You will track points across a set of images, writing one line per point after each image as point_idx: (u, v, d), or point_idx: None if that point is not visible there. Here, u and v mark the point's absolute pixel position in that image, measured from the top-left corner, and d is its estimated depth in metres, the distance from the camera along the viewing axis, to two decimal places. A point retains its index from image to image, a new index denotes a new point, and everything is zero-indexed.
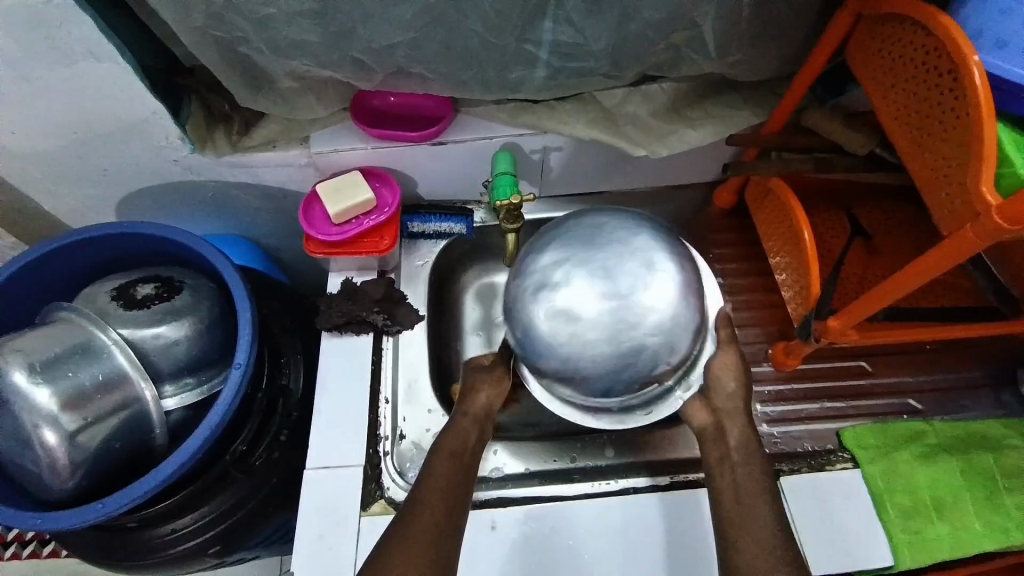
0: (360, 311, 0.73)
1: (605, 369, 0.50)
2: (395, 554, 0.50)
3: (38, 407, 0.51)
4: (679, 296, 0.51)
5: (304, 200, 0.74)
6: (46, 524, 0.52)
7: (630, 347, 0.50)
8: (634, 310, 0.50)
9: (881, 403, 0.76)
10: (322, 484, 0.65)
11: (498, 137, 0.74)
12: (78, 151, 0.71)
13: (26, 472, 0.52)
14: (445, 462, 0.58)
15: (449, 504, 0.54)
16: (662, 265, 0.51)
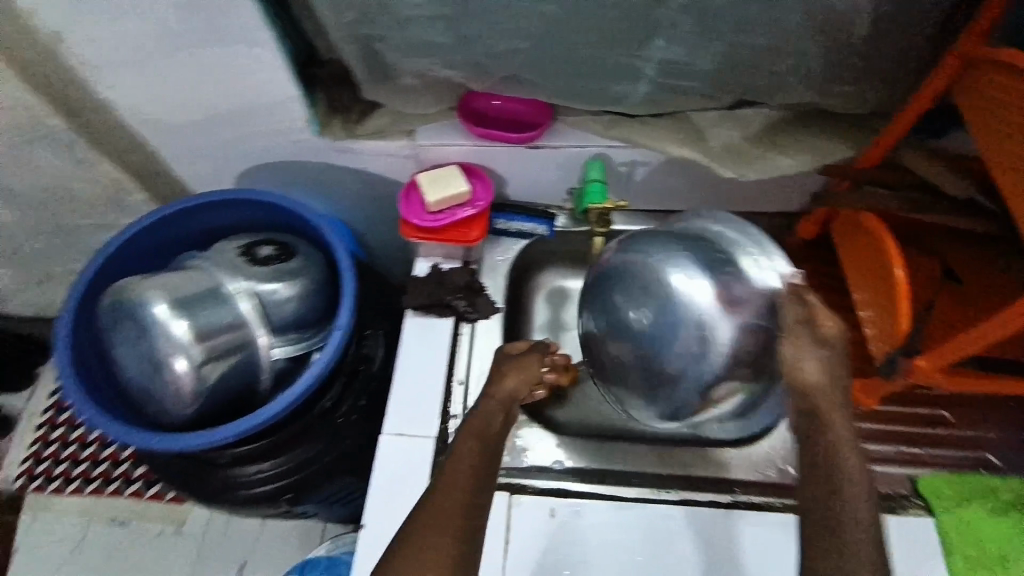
0: (444, 295, 0.78)
1: (671, 388, 0.56)
2: (418, 532, 0.52)
3: (174, 337, 0.57)
4: (708, 304, 0.54)
5: (404, 189, 0.80)
6: (162, 445, 0.58)
7: (679, 365, 0.55)
8: (669, 331, 0.55)
9: (959, 453, 0.73)
10: (396, 448, 0.69)
11: (591, 147, 0.77)
12: (215, 124, 0.79)
13: (151, 394, 0.59)
14: (471, 441, 0.59)
15: (470, 485, 0.55)
16: (686, 279, 0.55)
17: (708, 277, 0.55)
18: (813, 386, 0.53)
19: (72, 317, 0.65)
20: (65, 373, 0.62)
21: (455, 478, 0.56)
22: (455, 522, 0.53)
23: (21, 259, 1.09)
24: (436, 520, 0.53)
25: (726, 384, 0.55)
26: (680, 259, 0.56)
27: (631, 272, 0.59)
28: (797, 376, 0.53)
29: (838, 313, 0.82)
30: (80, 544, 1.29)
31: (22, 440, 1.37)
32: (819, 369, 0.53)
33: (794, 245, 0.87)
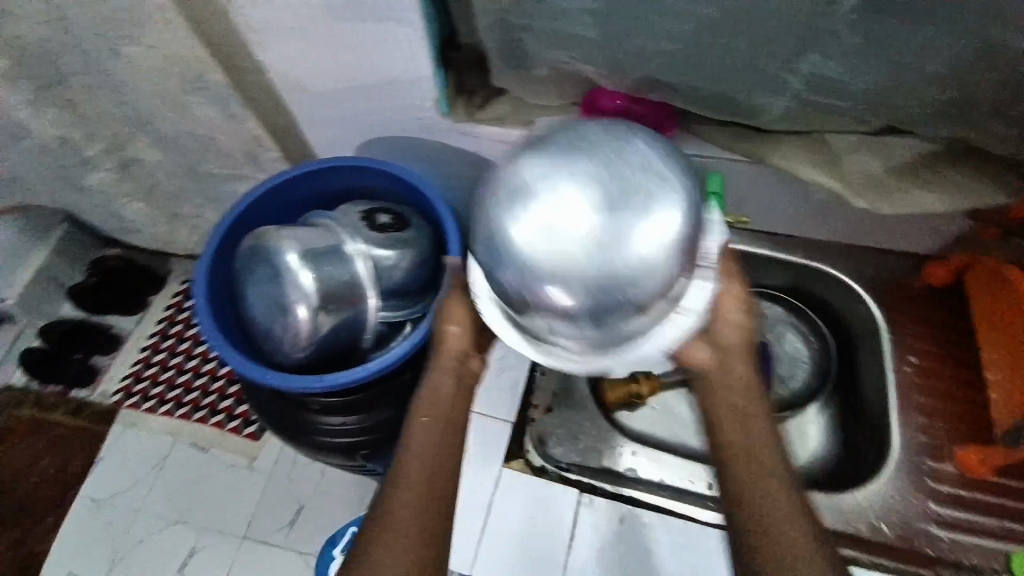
0: None
1: (564, 297, 0.48)
2: (388, 523, 0.56)
3: (302, 287, 0.62)
4: (669, 236, 0.47)
5: None
6: (275, 383, 0.64)
7: (620, 277, 0.47)
8: (610, 239, 0.46)
9: None
10: (482, 428, 0.77)
11: (714, 159, 0.75)
12: (350, 95, 0.84)
13: (273, 334, 0.64)
14: (430, 431, 0.60)
15: (429, 477, 0.58)
16: (661, 200, 0.47)
17: (682, 207, 0.48)
18: (722, 336, 0.59)
19: (209, 260, 0.73)
20: (201, 307, 0.69)
21: (415, 469, 0.58)
22: (424, 512, 0.56)
23: (157, 196, 1.21)
24: (399, 521, 0.55)
25: (629, 316, 0.50)
26: (661, 170, 0.48)
27: (604, 158, 0.48)
28: (725, 318, 0.59)
29: (955, 372, 0.77)
30: (164, 459, 1.43)
31: (127, 358, 1.54)
32: (739, 311, 0.59)
33: (916, 291, 0.81)
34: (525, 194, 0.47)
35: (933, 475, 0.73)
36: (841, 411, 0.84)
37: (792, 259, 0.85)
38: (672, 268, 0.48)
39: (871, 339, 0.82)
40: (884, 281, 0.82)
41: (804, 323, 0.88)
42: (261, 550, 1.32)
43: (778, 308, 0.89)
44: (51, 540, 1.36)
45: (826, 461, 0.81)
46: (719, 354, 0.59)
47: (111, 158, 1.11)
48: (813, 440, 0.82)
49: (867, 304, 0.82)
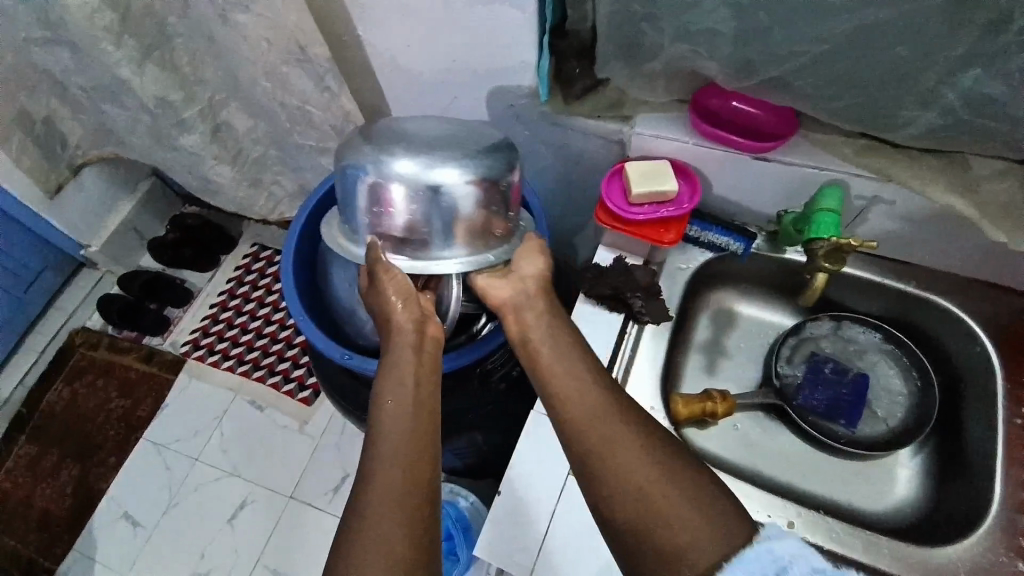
0: (625, 289, 0.77)
1: (393, 194, 0.63)
2: (371, 503, 0.53)
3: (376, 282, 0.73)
4: (477, 166, 0.64)
5: (610, 172, 0.78)
6: (353, 362, 0.69)
7: (383, 163, 0.63)
8: (438, 158, 0.63)
9: None
10: (544, 427, 0.71)
11: (829, 171, 0.69)
12: (444, 78, 0.83)
13: (356, 316, 0.76)
14: (399, 406, 0.61)
15: (406, 451, 0.57)
16: (486, 150, 0.66)
17: (488, 163, 0.65)
18: (524, 280, 0.72)
19: (295, 240, 0.78)
20: (288, 284, 0.74)
21: (389, 443, 0.58)
22: (406, 499, 0.54)
23: (243, 160, 1.25)
24: (380, 493, 0.54)
25: (378, 196, 0.64)
26: (488, 143, 0.67)
27: (455, 122, 0.70)
28: (517, 266, 0.73)
29: None
30: (223, 413, 1.49)
31: (197, 313, 1.61)
32: (534, 262, 0.73)
33: None
34: (391, 127, 0.67)
35: None
36: (934, 457, 0.77)
37: (905, 289, 0.79)
38: (476, 191, 0.64)
39: (984, 385, 0.74)
40: (1009, 322, 0.75)
41: (905, 357, 0.82)
42: (306, 511, 1.37)
43: (877, 339, 0.83)
44: (115, 477, 1.45)
45: (911, 508, 0.75)
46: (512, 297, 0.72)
47: (205, 121, 1.15)
48: (897, 485, 0.77)
49: (983, 345, 0.75)
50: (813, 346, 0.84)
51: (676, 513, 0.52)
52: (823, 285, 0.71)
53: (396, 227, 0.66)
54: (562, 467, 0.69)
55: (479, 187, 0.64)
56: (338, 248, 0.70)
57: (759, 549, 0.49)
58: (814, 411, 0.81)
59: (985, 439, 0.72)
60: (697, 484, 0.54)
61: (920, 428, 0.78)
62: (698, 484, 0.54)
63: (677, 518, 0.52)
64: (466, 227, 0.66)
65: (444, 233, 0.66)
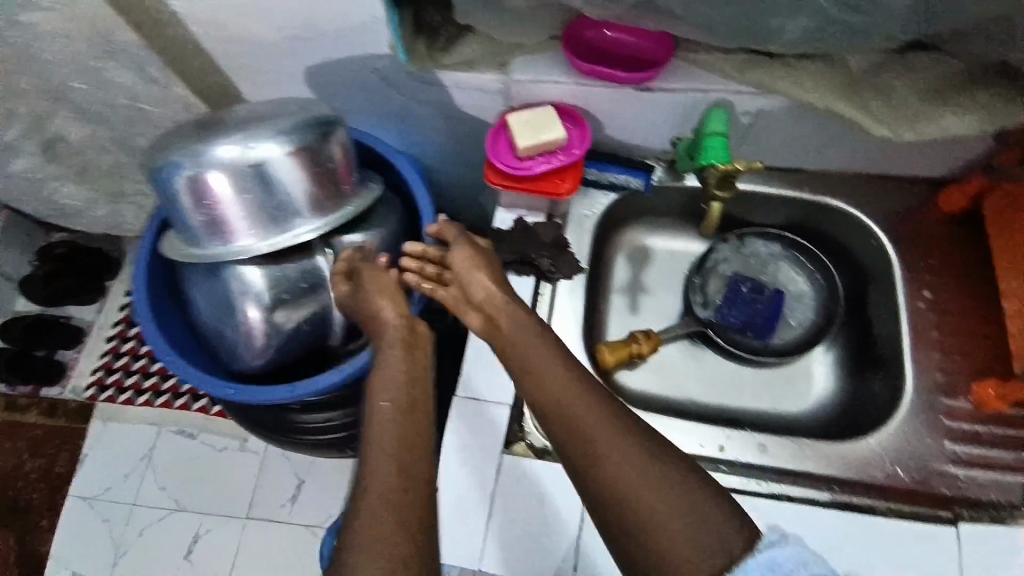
0: (530, 251, 0.73)
1: (209, 183, 0.58)
2: (364, 520, 0.48)
3: (249, 285, 0.66)
4: (293, 130, 0.58)
5: (494, 129, 0.73)
6: (239, 398, 0.64)
7: (190, 154, 0.57)
8: (247, 134, 0.57)
9: None
10: (468, 411, 0.68)
11: (713, 91, 0.67)
12: (293, 48, 0.73)
13: (227, 338, 0.68)
14: (391, 414, 0.54)
15: (400, 457, 0.51)
16: (304, 112, 0.60)
17: (310, 123, 0.59)
18: (482, 291, 0.64)
19: (143, 269, 0.69)
20: (145, 324, 0.66)
21: (382, 453, 0.52)
22: (403, 502, 0.49)
23: (92, 176, 1.09)
24: (375, 506, 0.49)
25: (198, 189, 0.58)
26: (306, 106, 0.61)
27: (274, 100, 0.65)
28: (469, 275, 0.65)
29: (976, 304, 0.74)
30: (152, 450, 1.37)
31: (94, 351, 1.45)
32: (484, 270, 0.65)
33: (933, 223, 0.77)
34: (199, 120, 0.61)
35: (948, 413, 0.69)
36: (847, 348, 0.81)
37: (800, 196, 0.79)
38: (304, 156, 0.59)
39: (885, 277, 0.77)
40: (901, 210, 0.78)
41: (807, 261, 0.84)
42: (268, 527, 1.31)
43: (778, 248, 0.85)
44: (50, 540, 1.32)
45: (831, 398, 0.80)
46: (482, 312, 0.64)
47: (31, 139, 0.98)
48: (816, 381, 0.81)
49: (879, 240, 0.77)
50: (719, 273, 0.85)
51: (660, 515, 0.49)
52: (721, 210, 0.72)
53: (230, 215, 0.60)
54: (496, 447, 0.66)
55: (304, 154, 0.59)
56: (178, 257, 0.64)
57: (761, 558, 0.48)
58: (731, 329, 0.82)
59: (889, 320, 0.76)
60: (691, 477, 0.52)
61: (830, 326, 0.81)
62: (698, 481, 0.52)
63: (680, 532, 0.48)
64: (304, 198, 0.62)
65: (285, 206, 0.61)
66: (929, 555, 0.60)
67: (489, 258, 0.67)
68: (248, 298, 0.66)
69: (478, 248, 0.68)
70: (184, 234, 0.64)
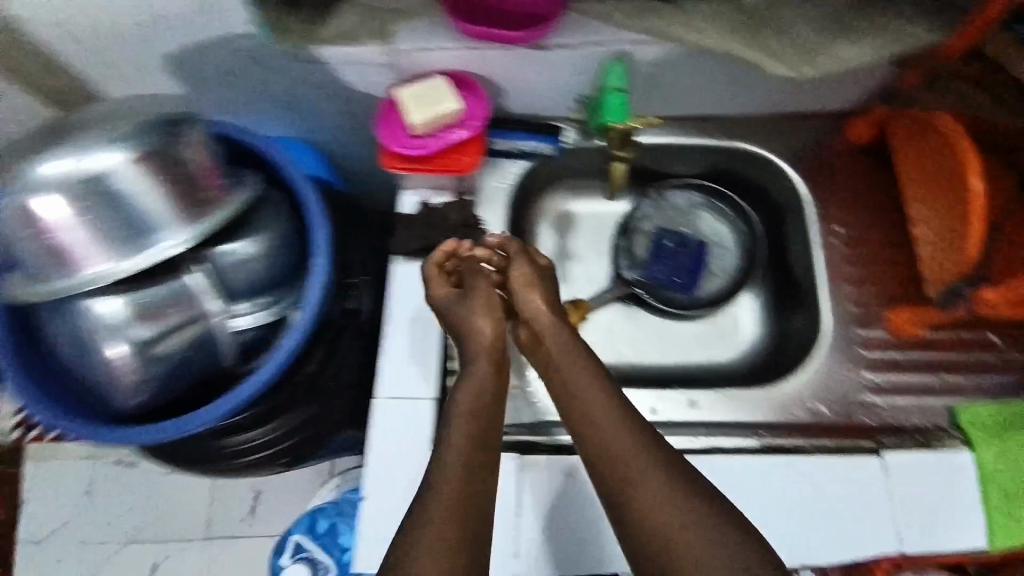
0: (436, 237, 0.71)
1: (45, 206, 0.52)
2: (427, 513, 0.52)
3: (107, 320, 0.58)
4: (135, 136, 0.53)
5: (383, 107, 0.67)
6: (114, 439, 0.59)
7: (20, 176, 0.52)
8: (82, 147, 0.52)
9: (998, 379, 0.68)
10: (389, 410, 0.65)
11: (609, 43, 0.64)
12: (148, 35, 0.65)
13: (93, 380, 0.60)
14: (466, 421, 0.59)
15: (471, 451, 0.56)
16: (149, 116, 0.55)
17: (154, 127, 0.54)
18: (540, 309, 0.66)
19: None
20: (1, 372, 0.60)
21: (453, 445, 0.57)
22: (467, 493, 0.53)
23: None
24: (445, 497, 0.53)
25: (31, 214, 0.52)
26: (150, 109, 0.56)
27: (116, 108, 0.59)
28: (527, 295, 0.66)
29: (886, 232, 0.75)
30: None
31: None
32: (543, 294, 0.66)
33: (841, 155, 0.78)
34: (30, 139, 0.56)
35: (864, 343, 0.71)
36: (769, 291, 0.82)
37: (713, 143, 0.78)
38: (152, 163, 0.54)
39: (799, 216, 0.78)
40: (811, 147, 0.78)
41: (728, 208, 0.83)
42: None
43: (699, 198, 0.84)
44: None
45: (757, 342, 0.81)
46: (534, 330, 0.66)
47: None
48: (743, 326, 0.82)
49: (792, 181, 0.78)
50: (644, 230, 0.84)
51: (689, 537, 0.51)
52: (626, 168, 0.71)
53: (75, 240, 0.54)
54: (424, 443, 0.64)
55: (150, 161, 0.54)
56: (19, 299, 0.56)
57: None
58: (658, 285, 0.82)
59: (805, 259, 0.77)
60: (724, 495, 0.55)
61: (752, 271, 0.81)
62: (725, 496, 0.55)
63: (712, 553, 0.50)
64: (160, 209, 0.55)
65: (139, 221, 0.55)
66: (859, 487, 0.62)
67: (547, 278, 0.68)
68: (107, 334, 0.59)
69: (537, 265, 0.68)
70: (26, 273, 0.57)
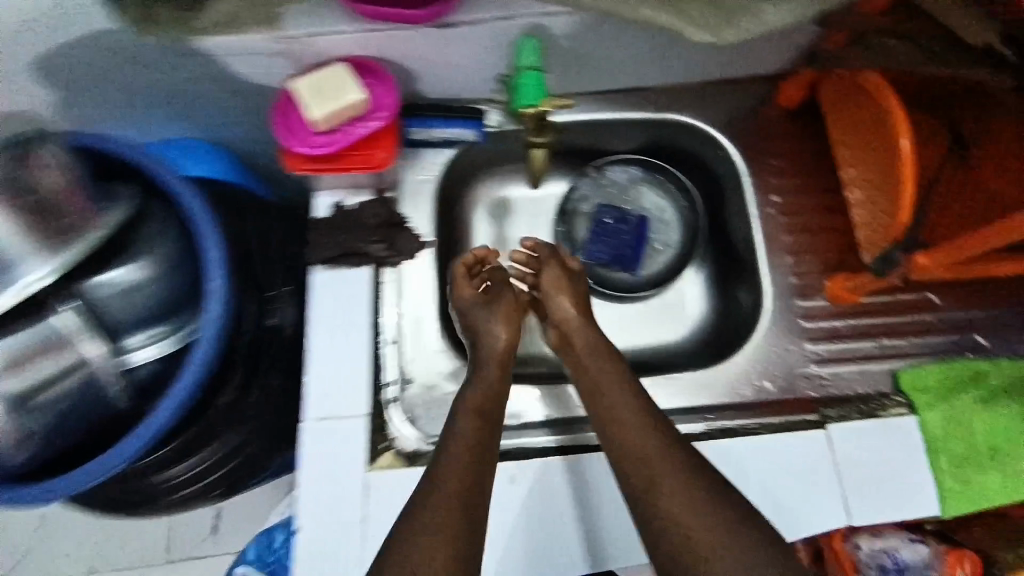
0: (356, 241, 0.65)
1: None
2: (422, 515, 0.50)
3: None
4: None
5: (278, 104, 0.61)
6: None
7: None
8: None
9: (935, 339, 0.69)
10: (320, 433, 0.61)
11: (519, 17, 0.59)
12: None
13: None
14: (470, 419, 0.57)
15: (474, 450, 0.55)
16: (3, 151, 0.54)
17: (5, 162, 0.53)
18: (564, 310, 0.66)
19: None
20: None
21: (456, 444, 0.55)
22: (467, 493, 0.52)
23: None
24: (443, 498, 0.51)
25: None
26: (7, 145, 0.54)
27: None
28: (554, 299, 0.67)
29: (819, 199, 0.75)
30: None
31: None
32: (573, 298, 0.67)
33: (774, 120, 0.77)
34: None
35: (805, 315, 0.70)
36: (712, 266, 0.80)
37: (647, 118, 0.75)
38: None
39: (736, 187, 0.77)
40: (743, 114, 0.76)
41: (667, 181, 0.80)
42: None
43: (637, 172, 0.80)
44: None
45: (703, 319, 0.79)
46: (562, 331, 0.66)
47: None
48: (689, 304, 0.80)
49: (726, 150, 0.76)
50: (584, 211, 0.80)
51: (699, 529, 0.50)
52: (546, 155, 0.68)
53: None
54: (358, 465, 0.60)
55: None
56: None
57: None
58: (597, 263, 0.79)
59: (744, 231, 0.75)
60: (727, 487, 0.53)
61: (695, 245, 0.79)
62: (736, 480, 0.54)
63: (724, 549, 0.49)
64: (14, 242, 0.51)
65: None
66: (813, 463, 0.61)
67: (579, 284, 0.68)
68: None
69: (567, 269, 0.69)
70: None
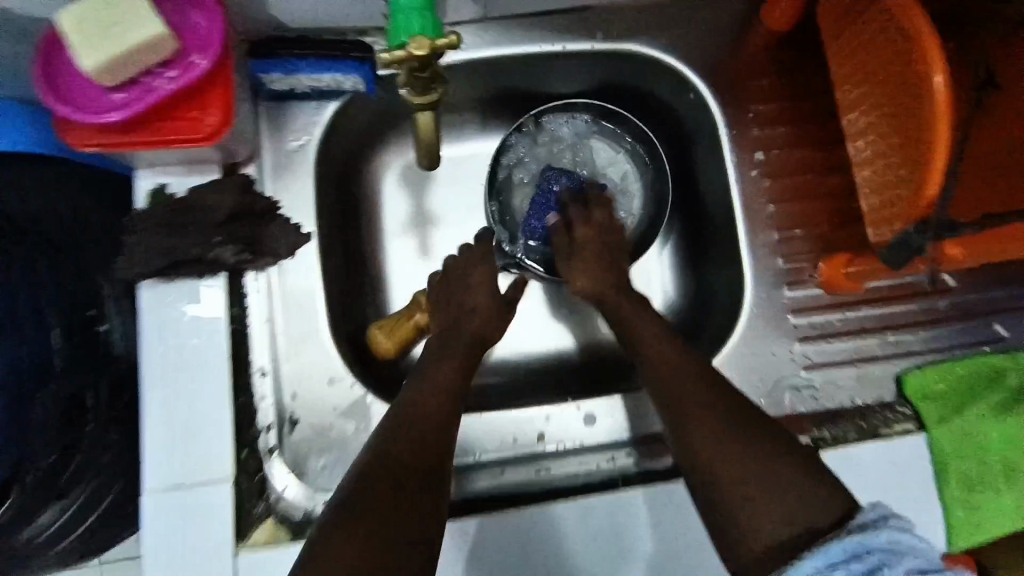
0: (195, 242, 0.47)
1: None
2: (361, 501, 0.39)
3: None
4: None
5: (46, 52, 0.42)
6: None
7: None
8: None
9: (944, 331, 0.57)
10: (169, 506, 0.45)
11: None
12: None
13: None
14: (423, 405, 0.46)
15: (431, 440, 0.44)
16: None
17: None
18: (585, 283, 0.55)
19: None
20: None
21: (406, 428, 0.44)
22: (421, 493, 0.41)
23: None
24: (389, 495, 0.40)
25: None
26: None
27: None
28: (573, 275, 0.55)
29: (816, 154, 0.59)
30: None
31: None
32: (595, 270, 0.55)
33: (756, 51, 0.60)
34: None
35: (795, 308, 0.56)
36: (682, 242, 0.64)
37: (594, 49, 0.58)
38: None
39: (711, 139, 0.60)
40: (717, 43, 0.59)
41: (624, 133, 0.63)
42: None
43: (586, 122, 0.63)
44: None
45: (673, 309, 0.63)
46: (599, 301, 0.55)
47: None
48: (650, 283, 0.64)
49: (698, 93, 0.59)
50: (518, 181, 0.63)
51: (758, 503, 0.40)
52: (436, 121, 0.42)
53: None
54: (220, 546, 0.45)
55: None
56: None
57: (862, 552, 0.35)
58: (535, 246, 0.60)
59: (719, 198, 0.60)
60: (782, 481, 0.40)
61: (661, 214, 0.62)
62: (766, 475, 0.41)
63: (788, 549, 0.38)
64: None
65: None
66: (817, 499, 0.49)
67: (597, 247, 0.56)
68: None
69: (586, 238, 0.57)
70: None
